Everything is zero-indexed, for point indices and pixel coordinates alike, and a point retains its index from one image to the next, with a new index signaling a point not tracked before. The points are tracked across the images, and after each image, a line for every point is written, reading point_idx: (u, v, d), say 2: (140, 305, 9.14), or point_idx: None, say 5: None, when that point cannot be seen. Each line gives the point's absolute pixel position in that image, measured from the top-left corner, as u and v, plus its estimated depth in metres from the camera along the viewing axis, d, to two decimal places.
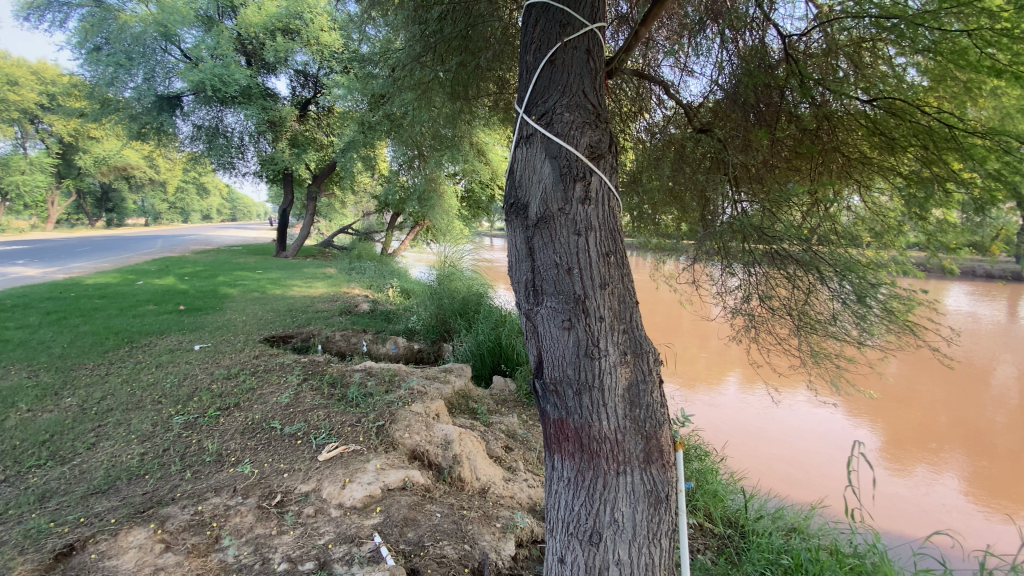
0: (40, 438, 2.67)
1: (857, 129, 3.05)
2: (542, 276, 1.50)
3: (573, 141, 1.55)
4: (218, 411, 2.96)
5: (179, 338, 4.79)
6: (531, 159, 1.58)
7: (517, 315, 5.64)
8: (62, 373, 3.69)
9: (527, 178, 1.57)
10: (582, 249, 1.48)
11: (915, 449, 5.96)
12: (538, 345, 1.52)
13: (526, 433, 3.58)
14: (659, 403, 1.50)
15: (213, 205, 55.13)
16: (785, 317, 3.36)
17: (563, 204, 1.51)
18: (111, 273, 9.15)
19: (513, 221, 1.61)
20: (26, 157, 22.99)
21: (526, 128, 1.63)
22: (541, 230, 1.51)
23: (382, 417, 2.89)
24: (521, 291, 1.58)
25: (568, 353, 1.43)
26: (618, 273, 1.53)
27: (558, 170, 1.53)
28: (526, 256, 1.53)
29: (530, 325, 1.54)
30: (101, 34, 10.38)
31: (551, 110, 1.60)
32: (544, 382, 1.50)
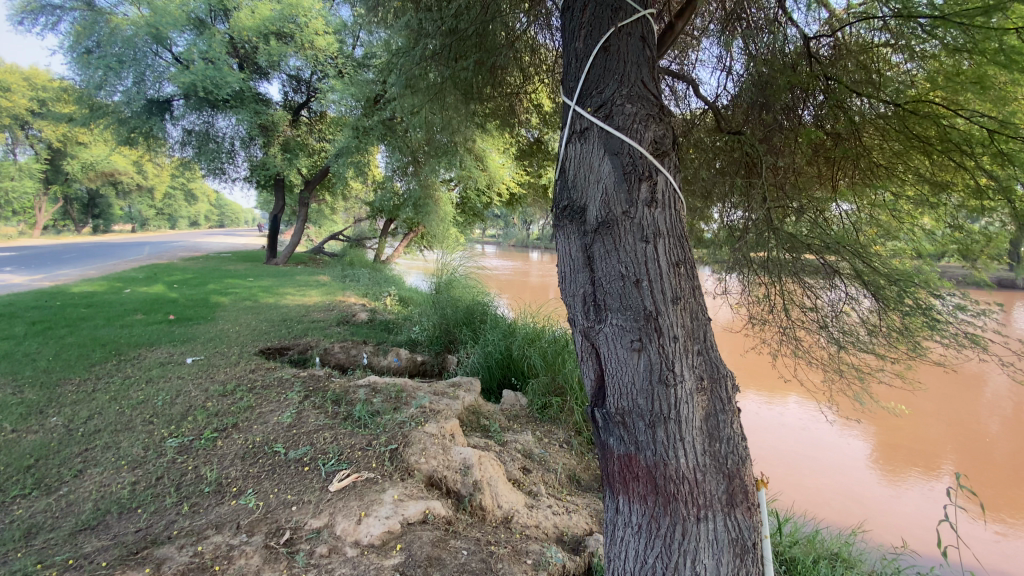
0: (19, 464, 2.40)
1: (888, 132, 2.88)
2: (605, 289, 1.31)
3: (637, 135, 1.37)
4: (215, 433, 2.72)
5: (171, 351, 4.52)
6: (587, 156, 1.40)
7: (523, 323, 5.44)
8: (46, 389, 3.43)
9: (583, 177, 1.39)
10: (651, 258, 1.30)
11: (908, 452, 5.57)
12: (599, 369, 1.33)
13: (543, 453, 3.37)
14: (738, 434, 1.33)
15: (202, 211, 54.40)
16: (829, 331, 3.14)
17: (628, 207, 1.32)
18: (98, 282, 8.81)
19: (567, 226, 1.42)
20: (13, 163, 22.44)
21: (579, 122, 1.45)
22: (604, 237, 1.32)
23: (393, 438, 2.66)
24: (577, 307, 1.39)
25: (639, 380, 1.25)
26: (689, 286, 1.35)
27: (620, 168, 1.34)
28: (584, 265, 1.34)
29: (589, 345, 1.35)
30: (92, 38, 10.08)
31: (608, 100, 1.42)
32: (607, 412, 1.31)
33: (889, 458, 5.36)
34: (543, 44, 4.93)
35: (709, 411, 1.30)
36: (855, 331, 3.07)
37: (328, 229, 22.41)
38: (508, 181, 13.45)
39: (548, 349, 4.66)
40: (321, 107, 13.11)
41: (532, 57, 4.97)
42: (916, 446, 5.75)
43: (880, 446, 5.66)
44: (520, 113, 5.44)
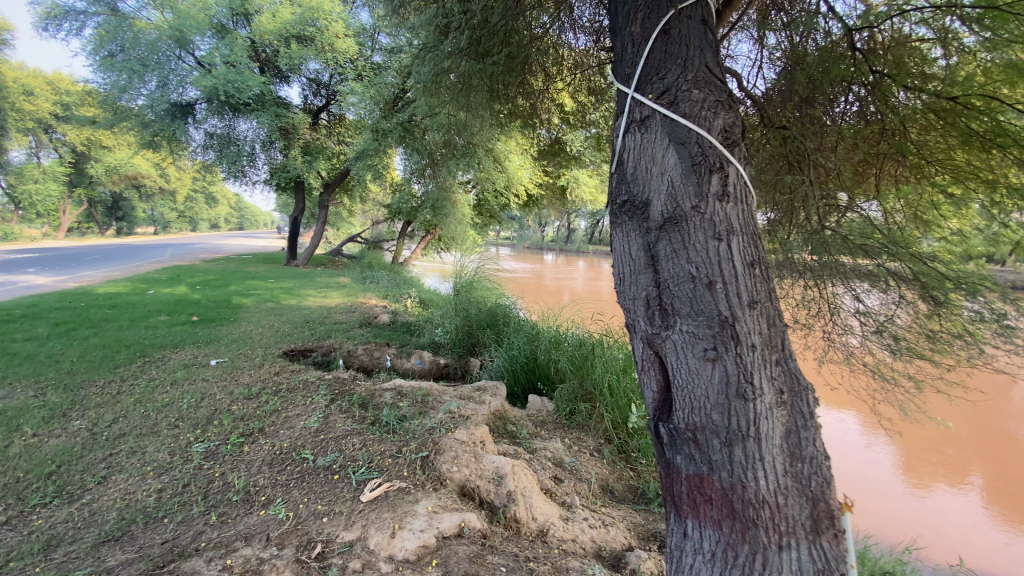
0: (43, 470, 2.35)
1: (936, 126, 2.75)
2: (672, 292, 1.20)
3: (709, 123, 1.26)
4: (241, 438, 2.65)
5: (194, 352, 4.50)
6: (649, 146, 1.29)
7: (547, 326, 5.32)
8: (71, 391, 3.41)
9: (645, 170, 1.28)
10: (723, 256, 1.18)
11: (931, 462, 5.26)
12: (667, 380, 1.22)
13: (574, 461, 3.25)
14: (822, 453, 1.20)
15: (222, 213, 55.24)
16: (885, 339, 2.97)
17: (698, 201, 1.21)
18: (122, 283, 8.91)
19: (626, 221, 1.32)
20: (39, 166, 23.05)
21: (640, 110, 1.35)
22: (672, 234, 1.21)
23: (424, 445, 2.56)
24: (638, 311, 1.28)
25: (714, 392, 1.14)
26: (765, 288, 1.23)
27: (688, 159, 1.23)
28: (647, 267, 1.24)
29: (654, 353, 1.25)
30: (116, 42, 10.21)
31: (674, 87, 1.31)
32: (674, 427, 1.22)
33: (916, 465, 5.12)
34: (566, 43, 4.81)
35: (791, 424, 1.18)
36: (913, 340, 2.88)
37: (346, 232, 22.57)
38: (526, 183, 13.33)
39: (576, 353, 4.54)
40: (340, 110, 13.20)
41: (556, 56, 4.88)
42: (940, 448, 5.56)
43: (905, 451, 5.43)
44: (541, 113, 5.41)
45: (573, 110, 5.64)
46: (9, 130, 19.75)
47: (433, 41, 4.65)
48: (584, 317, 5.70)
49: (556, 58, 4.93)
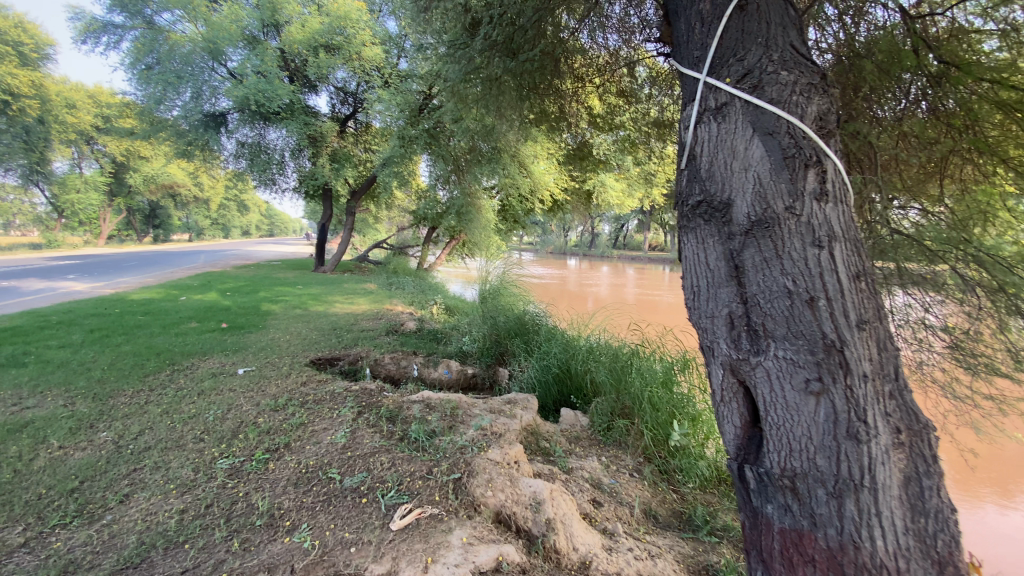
0: (66, 486, 2.28)
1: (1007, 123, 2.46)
2: (769, 313, 1.39)
3: (801, 105, 1.43)
4: (266, 455, 2.54)
5: (222, 360, 4.46)
6: (730, 135, 1.48)
7: (578, 336, 5.13)
8: (100, 401, 3.37)
9: (724, 165, 1.48)
10: (820, 270, 1.36)
11: (981, 476, 4.75)
12: (771, 415, 1.41)
13: (613, 483, 3.06)
14: (941, 498, 1.32)
15: (252, 220, 56.61)
16: (961, 357, 2.73)
17: (792, 203, 1.38)
18: (155, 289, 9.08)
19: (705, 222, 1.54)
20: (81, 177, 24.01)
21: (718, 96, 1.53)
22: (760, 240, 1.41)
23: (456, 466, 2.40)
24: (730, 334, 1.49)
25: (820, 431, 1.32)
26: (869, 300, 1.39)
27: (780, 154, 1.40)
28: (733, 284, 1.47)
29: (748, 376, 1.45)
30: (152, 55, 10.47)
31: (756, 70, 1.48)
32: (770, 473, 1.42)
33: (967, 479, 4.69)
34: (596, 44, 4.59)
35: (903, 461, 1.31)
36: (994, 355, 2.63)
37: (371, 238, 22.78)
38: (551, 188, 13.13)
39: (611, 364, 4.35)
40: (367, 117, 13.30)
41: (584, 57, 4.71)
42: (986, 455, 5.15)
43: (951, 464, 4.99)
44: (570, 115, 5.26)
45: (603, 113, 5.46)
46: (53, 141, 20.61)
47: (458, 40, 4.49)
48: (616, 326, 5.47)
49: (584, 60, 4.77)
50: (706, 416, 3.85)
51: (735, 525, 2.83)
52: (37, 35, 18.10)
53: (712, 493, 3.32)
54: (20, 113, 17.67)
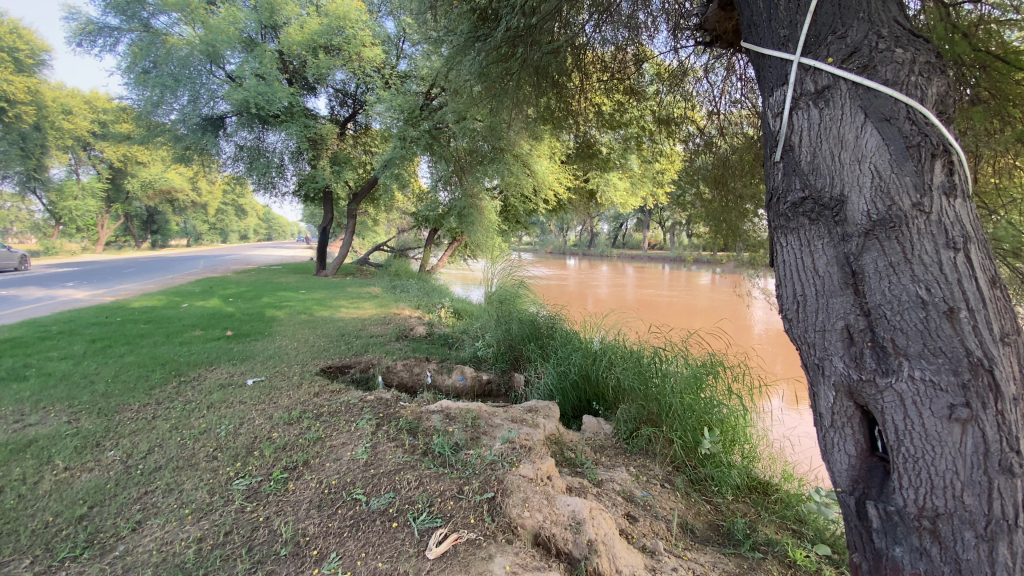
0: (74, 512, 2.14)
1: None
2: (898, 321, 1.43)
3: (919, 86, 1.50)
4: (284, 474, 2.40)
5: (231, 370, 4.32)
6: (844, 133, 1.54)
7: (594, 340, 5.00)
8: (105, 416, 3.23)
9: (837, 166, 1.55)
10: (957, 278, 1.39)
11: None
12: (904, 436, 1.45)
13: (646, 495, 2.93)
14: None
15: (250, 225, 56.37)
16: None
17: (920, 199, 1.42)
18: (157, 296, 8.93)
19: (817, 222, 1.60)
20: (78, 183, 23.83)
21: (820, 81, 1.61)
22: (883, 241, 1.46)
23: (488, 484, 2.25)
24: (853, 348, 1.53)
25: (966, 457, 1.37)
26: (1002, 301, 1.43)
27: (905, 151, 1.44)
28: (850, 294, 1.53)
29: (874, 392, 1.50)
30: (149, 58, 10.29)
31: (865, 49, 1.55)
32: (906, 511, 1.48)
33: None
34: (601, 43, 4.47)
35: None
36: None
37: (371, 240, 22.64)
38: (554, 187, 12.99)
39: (631, 368, 4.23)
40: (366, 119, 13.14)
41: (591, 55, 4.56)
42: None
43: None
44: (577, 113, 5.11)
45: (611, 114, 5.32)
46: (50, 148, 20.47)
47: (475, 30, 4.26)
48: (631, 330, 5.37)
49: (590, 59, 4.65)
50: (735, 422, 3.72)
51: (778, 539, 2.71)
52: (34, 41, 17.96)
53: (745, 503, 3.21)
54: (16, 120, 17.55)
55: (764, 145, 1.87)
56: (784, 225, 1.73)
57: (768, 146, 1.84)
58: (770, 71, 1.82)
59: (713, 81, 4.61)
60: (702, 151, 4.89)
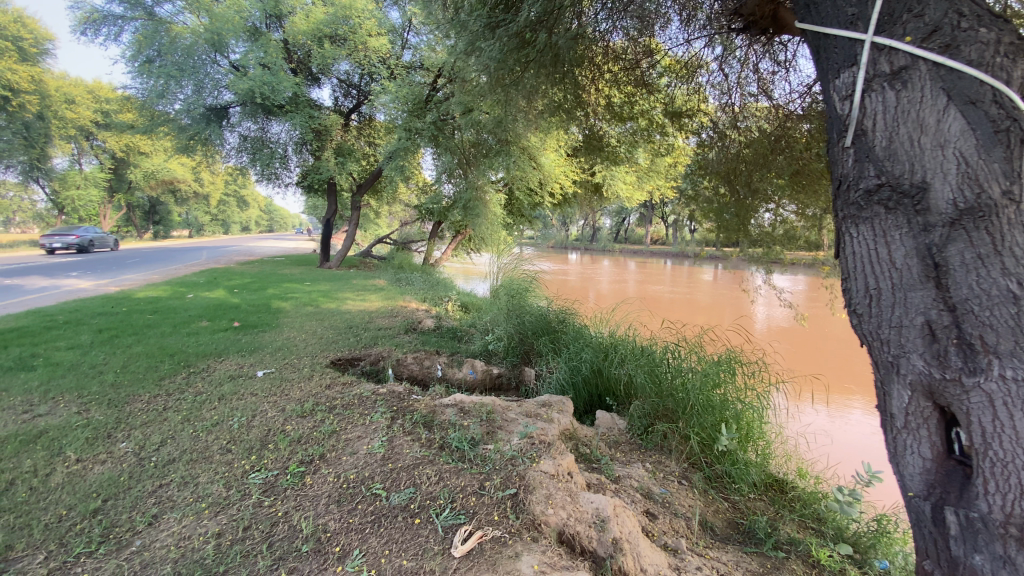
0: (88, 506, 2.10)
1: None
2: (988, 316, 1.41)
3: (1005, 68, 1.48)
4: (301, 468, 2.36)
5: (240, 362, 4.28)
6: (926, 118, 1.52)
7: (605, 335, 4.95)
8: (116, 407, 3.19)
9: (918, 154, 1.52)
10: None
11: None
12: (992, 437, 1.43)
13: (664, 492, 2.89)
14: None
15: (252, 216, 56.36)
16: None
17: (1010, 187, 1.40)
18: (162, 286, 8.89)
19: (895, 212, 1.59)
20: (81, 173, 23.75)
21: (896, 62, 1.59)
22: (970, 231, 1.43)
23: (509, 480, 2.21)
24: (935, 343, 1.51)
25: None
26: None
27: (993, 138, 1.43)
28: (932, 288, 1.51)
29: (959, 390, 1.47)
30: (153, 47, 10.18)
31: (946, 28, 1.53)
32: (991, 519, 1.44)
33: None
34: (606, 36, 4.40)
35: None
36: None
37: (374, 233, 22.57)
38: (560, 180, 12.89)
39: (645, 364, 4.18)
40: (371, 110, 13.04)
41: (601, 48, 4.48)
42: None
43: None
44: (587, 105, 5.03)
45: (621, 107, 5.22)
46: (53, 138, 20.40)
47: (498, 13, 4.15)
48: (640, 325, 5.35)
49: (597, 51, 4.56)
50: (751, 418, 3.68)
51: (800, 538, 2.67)
52: (36, 30, 17.79)
53: (761, 501, 3.17)
54: (19, 109, 17.46)
55: (827, 130, 1.85)
56: (856, 215, 1.72)
57: (834, 132, 1.82)
58: (835, 54, 1.79)
59: (728, 71, 4.43)
60: (708, 144, 4.79)
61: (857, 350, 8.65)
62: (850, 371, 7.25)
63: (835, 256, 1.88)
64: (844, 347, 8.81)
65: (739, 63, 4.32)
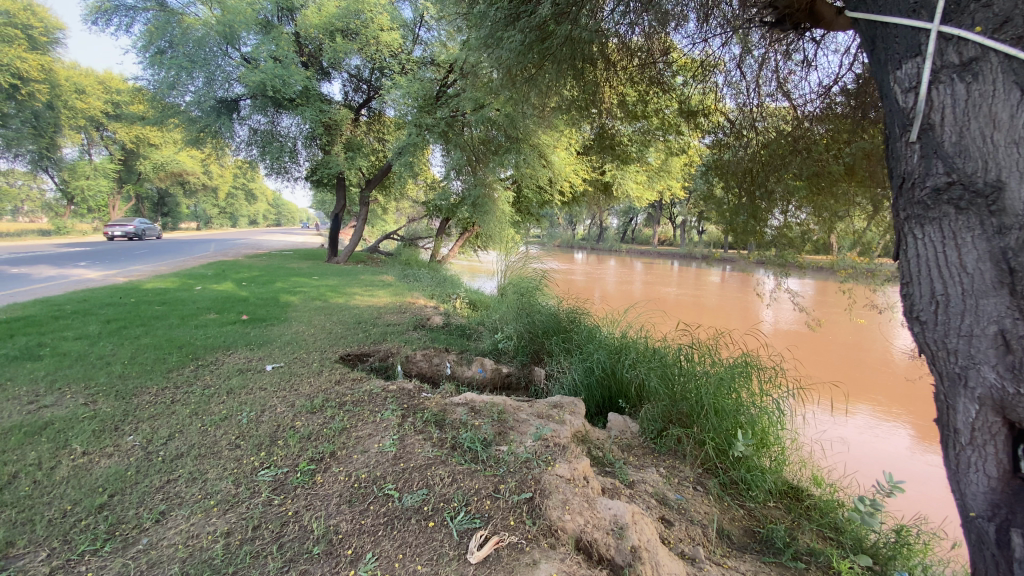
0: (94, 501, 2.06)
1: None
2: None
3: None
4: (311, 466, 2.31)
5: (248, 355, 4.25)
6: (1001, 115, 1.50)
7: (616, 336, 4.88)
8: (123, 399, 3.16)
9: (993, 153, 1.50)
10: None
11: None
12: None
13: (680, 498, 2.82)
14: None
15: (260, 209, 56.55)
16: None
17: None
18: (170, 278, 8.89)
19: (965, 213, 1.57)
20: (91, 164, 23.87)
21: (966, 54, 1.57)
22: None
23: (525, 484, 2.15)
24: (1009, 353, 1.51)
25: None
26: None
27: None
28: (1006, 296, 1.50)
29: None
30: (165, 38, 10.17)
31: (1019, 18, 1.49)
32: None
33: None
34: (618, 35, 4.30)
35: None
36: None
37: (381, 228, 22.53)
38: (570, 179, 12.77)
39: (657, 365, 4.11)
40: (381, 105, 12.98)
41: (615, 44, 4.38)
42: None
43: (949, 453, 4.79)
44: (601, 103, 4.96)
45: (635, 104, 5.14)
46: (63, 128, 20.51)
47: (520, 4, 4.04)
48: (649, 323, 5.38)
49: (612, 47, 4.45)
50: (767, 422, 3.61)
51: (821, 549, 2.60)
52: (47, 19, 17.80)
53: (778, 508, 3.10)
54: (29, 98, 17.53)
55: (888, 125, 1.83)
56: (921, 215, 1.70)
57: (896, 126, 1.79)
58: (896, 47, 1.77)
59: (745, 71, 4.35)
60: (728, 140, 4.55)
61: (869, 356, 8.52)
62: (858, 376, 7.24)
63: (896, 260, 1.87)
64: (855, 353, 8.69)
65: (757, 64, 4.27)
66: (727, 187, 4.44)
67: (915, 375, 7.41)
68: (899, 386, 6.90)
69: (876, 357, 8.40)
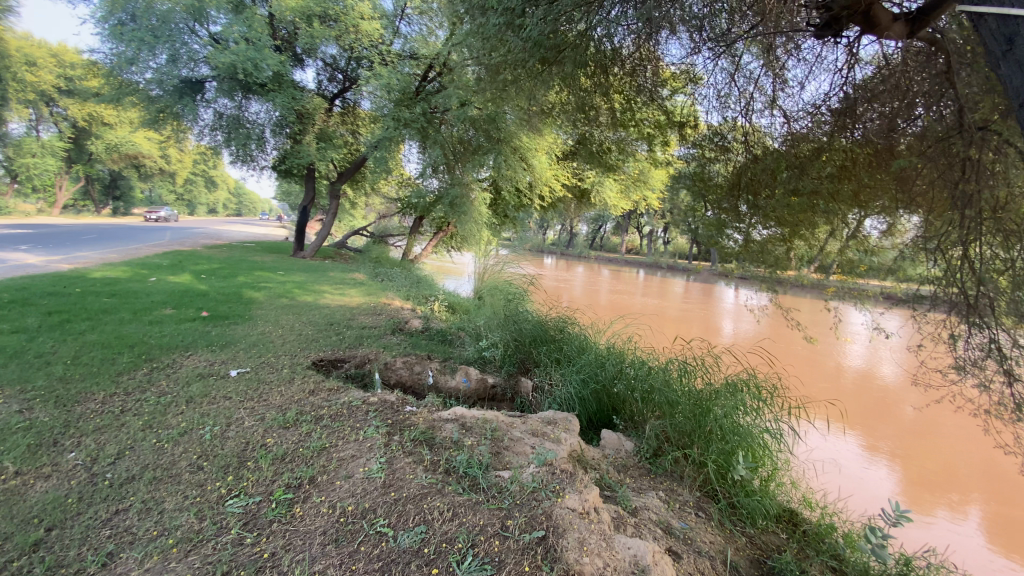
0: (26, 538, 1.73)
1: None
2: None
3: None
4: (288, 494, 2.01)
5: (210, 358, 3.85)
6: None
7: (604, 348, 4.70)
8: (64, 407, 2.75)
9: None
10: None
11: (927, 485, 4.81)
12: None
13: (685, 527, 2.65)
14: None
15: (219, 199, 54.26)
16: None
17: None
18: (122, 267, 8.22)
19: None
20: (37, 141, 22.24)
21: None
22: None
23: (535, 520, 1.92)
24: None
25: None
26: None
27: None
28: None
29: None
30: (127, 9, 9.47)
31: None
32: None
33: (911, 484, 4.78)
34: (615, 41, 3.96)
35: None
36: None
37: (349, 224, 21.86)
38: (550, 184, 12.64)
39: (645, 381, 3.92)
40: (357, 96, 12.53)
41: (606, 51, 4.06)
42: (914, 463, 5.32)
43: (902, 471, 5.05)
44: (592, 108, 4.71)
45: (621, 112, 4.87)
46: (7, 100, 19.04)
47: None
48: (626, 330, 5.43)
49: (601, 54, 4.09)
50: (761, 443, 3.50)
51: None
52: None
53: (779, 536, 2.97)
54: None
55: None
56: None
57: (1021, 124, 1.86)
58: None
59: (733, 87, 4.27)
60: (712, 154, 4.17)
61: (821, 369, 8.99)
62: (812, 388, 7.61)
63: None
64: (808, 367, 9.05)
65: (747, 81, 4.24)
66: (714, 203, 4.04)
67: (863, 392, 7.81)
68: (851, 400, 7.28)
69: (828, 371, 8.87)
